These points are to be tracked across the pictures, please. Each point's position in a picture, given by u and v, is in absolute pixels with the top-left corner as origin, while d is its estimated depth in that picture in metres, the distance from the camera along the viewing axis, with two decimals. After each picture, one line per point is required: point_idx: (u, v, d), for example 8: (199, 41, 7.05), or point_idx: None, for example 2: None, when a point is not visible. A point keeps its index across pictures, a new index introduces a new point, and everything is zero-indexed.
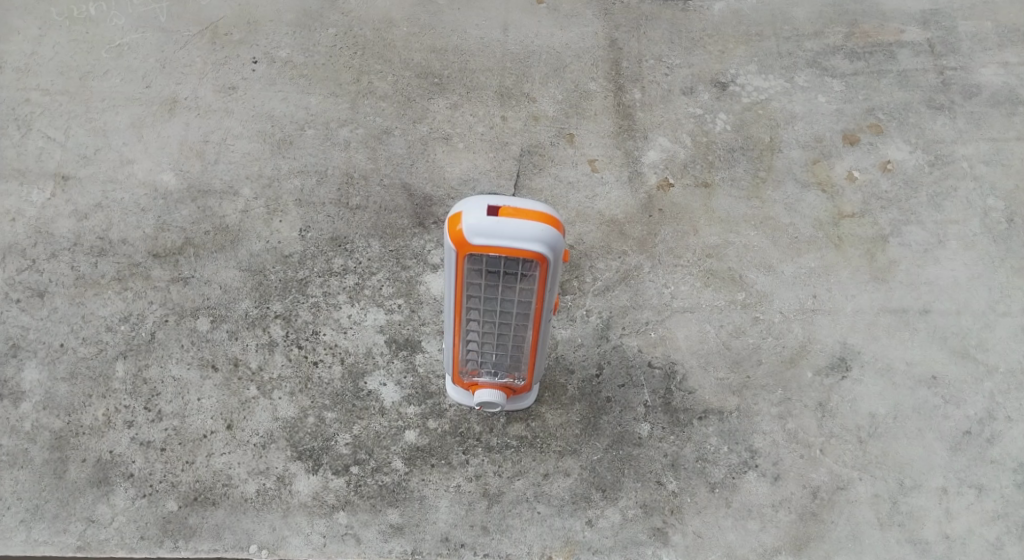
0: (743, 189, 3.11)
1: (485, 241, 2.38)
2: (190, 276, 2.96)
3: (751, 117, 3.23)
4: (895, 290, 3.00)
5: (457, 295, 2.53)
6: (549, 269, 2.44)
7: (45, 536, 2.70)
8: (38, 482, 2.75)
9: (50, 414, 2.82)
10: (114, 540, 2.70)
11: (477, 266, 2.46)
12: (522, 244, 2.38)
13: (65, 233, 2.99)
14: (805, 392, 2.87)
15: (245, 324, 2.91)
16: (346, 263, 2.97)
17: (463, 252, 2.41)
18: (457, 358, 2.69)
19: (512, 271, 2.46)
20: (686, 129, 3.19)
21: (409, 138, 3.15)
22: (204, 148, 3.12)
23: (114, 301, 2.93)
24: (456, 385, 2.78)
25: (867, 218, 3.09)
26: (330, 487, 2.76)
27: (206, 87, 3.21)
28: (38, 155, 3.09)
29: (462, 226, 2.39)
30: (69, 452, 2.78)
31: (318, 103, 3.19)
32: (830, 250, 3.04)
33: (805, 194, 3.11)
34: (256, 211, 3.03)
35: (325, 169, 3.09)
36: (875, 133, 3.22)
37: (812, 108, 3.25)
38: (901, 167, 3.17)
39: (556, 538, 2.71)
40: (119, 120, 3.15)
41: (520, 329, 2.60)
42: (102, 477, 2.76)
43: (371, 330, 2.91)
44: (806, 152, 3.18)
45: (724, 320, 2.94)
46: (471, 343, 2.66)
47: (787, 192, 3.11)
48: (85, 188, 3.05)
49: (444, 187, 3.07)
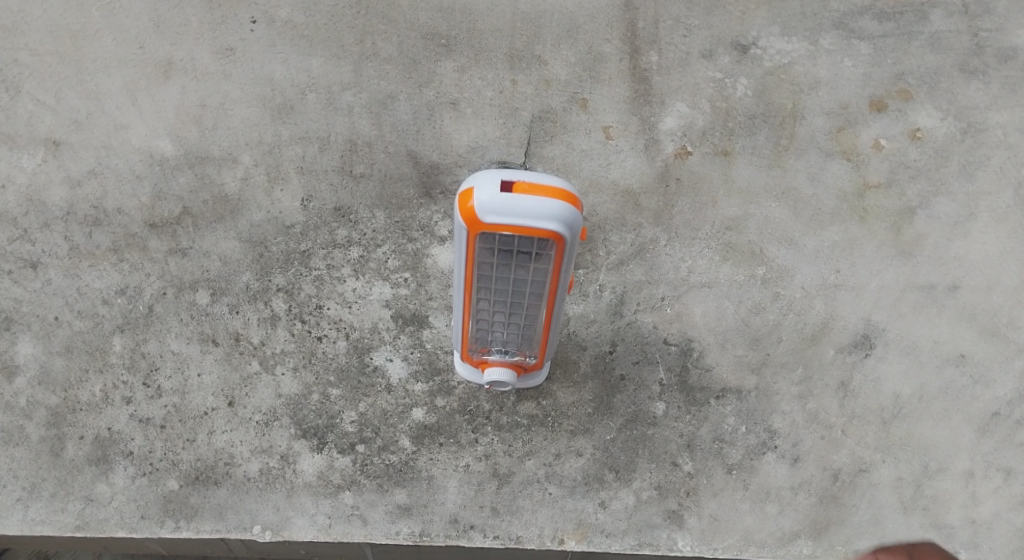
0: (764, 157, 2.99)
1: (497, 219, 2.27)
2: (189, 247, 2.86)
3: (773, 82, 3.09)
4: (922, 266, 2.87)
5: (468, 273, 2.42)
6: (565, 250, 2.32)
7: (42, 516, 2.63)
8: (34, 460, 2.67)
9: (45, 389, 2.73)
10: (114, 520, 2.63)
11: (488, 244, 2.35)
12: (537, 222, 2.26)
13: (58, 202, 2.89)
14: (826, 371, 2.75)
15: (246, 298, 2.81)
16: (350, 235, 2.86)
17: (474, 230, 2.31)
18: (466, 337, 2.59)
19: (526, 250, 2.35)
20: (704, 95, 3.06)
21: (414, 104, 3.02)
22: (201, 113, 3.00)
23: (109, 273, 2.84)
24: (465, 364, 2.68)
25: (893, 189, 2.96)
26: (335, 467, 2.67)
27: (203, 48, 3.08)
28: (28, 120, 2.98)
29: (473, 202, 2.28)
30: (66, 429, 2.70)
31: (320, 66, 3.06)
32: (854, 223, 2.92)
33: (828, 164, 2.98)
34: (255, 180, 2.92)
35: (327, 136, 2.98)
36: (904, 99, 3.07)
37: (837, 72, 3.11)
38: (930, 136, 3.03)
39: (567, 520, 2.63)
40: (112, 83, 3.03)
41: (532, 308, 2.49)
42: (100, 455, 2.68)
43: (376, 305, 2.81)
44: (830, 120, 3.04)
45: (743, 296, 2.83)
46: (481, 322, 2.56)
47: (809, 162, 2.98)
48: (78, 155, 2.94)
49: (450, 156, 2.96)
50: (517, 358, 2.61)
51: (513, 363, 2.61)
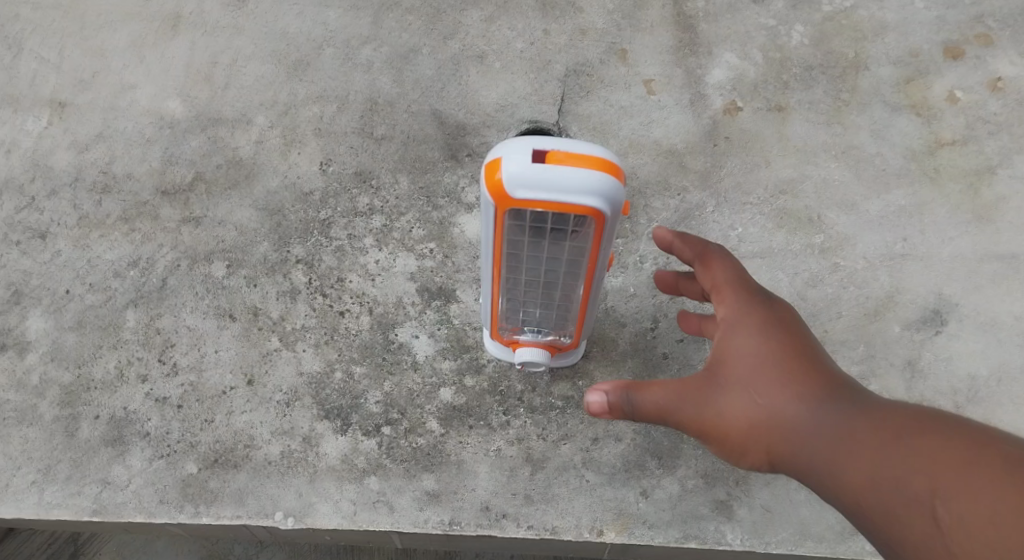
0: (822, 113, 2.75)
1: (530, 195, 2.04)
2: (203, 216, 2.69)
3: (832, 29, 2.85)
4: (1002, 233, 2.63)
5: (496, 251, 2.20)
6: (606, 227, 2.10)
7: (57, 499, 2.47)
8: (48, 441, 2.52)
9: (58, 366, 2.57)
10: (131, 504, 2.46)
11: (519, 221, 2.12)
12: (574, 198, 2.04)
13: (65, 167, 2.74)
14: (891, 349, 2.52)
15: (264, 269, 2.63)
16: (372, 202, 2.68)
17: (503, 207, 2.08)
18: (496, 316, 2.38)
19: (561, 228, 2.12)
20: (756, 44, 2.83)
21: (439, 57, 2.82)
22: (212, 71, 2.82)
23: (121, 244, 2.67)
24: (494, 342, 2.48)
25: (971, 145, 2.72)
26: (360, 449, 2.49)
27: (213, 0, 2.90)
28: (31, 79, 2.82)
29: (502, 174, 2.05)
30: (80, 408, 2.54)
31: (338, 19, 2.87)
32: (925, 185, 2.68)
33: (895, 120, 2.75)
34: (271, 142, 2.74)
35: (346, 94, 2.79)
36: (983, 45, 2.83)
37: (906, 16, 2.86)
38: (1013, 85, 2.78)
39: (607, 510, 2.44)
40: (118, 39, 2.86)
41: (568, 288, 2.28)
42: (116, 436, 2.52)
43: (401, 278, 2.62)
44: (899, 70, 2.80)
45: (799, 267, 2.59)
46: (512, 301, 2.35)
47: (874, 117, 2.75)
48: (84, 117, 2.78)
49: (478, 115, 2.76)
50: (551, 337, 2.41)
51: (547, 343, 2.41)
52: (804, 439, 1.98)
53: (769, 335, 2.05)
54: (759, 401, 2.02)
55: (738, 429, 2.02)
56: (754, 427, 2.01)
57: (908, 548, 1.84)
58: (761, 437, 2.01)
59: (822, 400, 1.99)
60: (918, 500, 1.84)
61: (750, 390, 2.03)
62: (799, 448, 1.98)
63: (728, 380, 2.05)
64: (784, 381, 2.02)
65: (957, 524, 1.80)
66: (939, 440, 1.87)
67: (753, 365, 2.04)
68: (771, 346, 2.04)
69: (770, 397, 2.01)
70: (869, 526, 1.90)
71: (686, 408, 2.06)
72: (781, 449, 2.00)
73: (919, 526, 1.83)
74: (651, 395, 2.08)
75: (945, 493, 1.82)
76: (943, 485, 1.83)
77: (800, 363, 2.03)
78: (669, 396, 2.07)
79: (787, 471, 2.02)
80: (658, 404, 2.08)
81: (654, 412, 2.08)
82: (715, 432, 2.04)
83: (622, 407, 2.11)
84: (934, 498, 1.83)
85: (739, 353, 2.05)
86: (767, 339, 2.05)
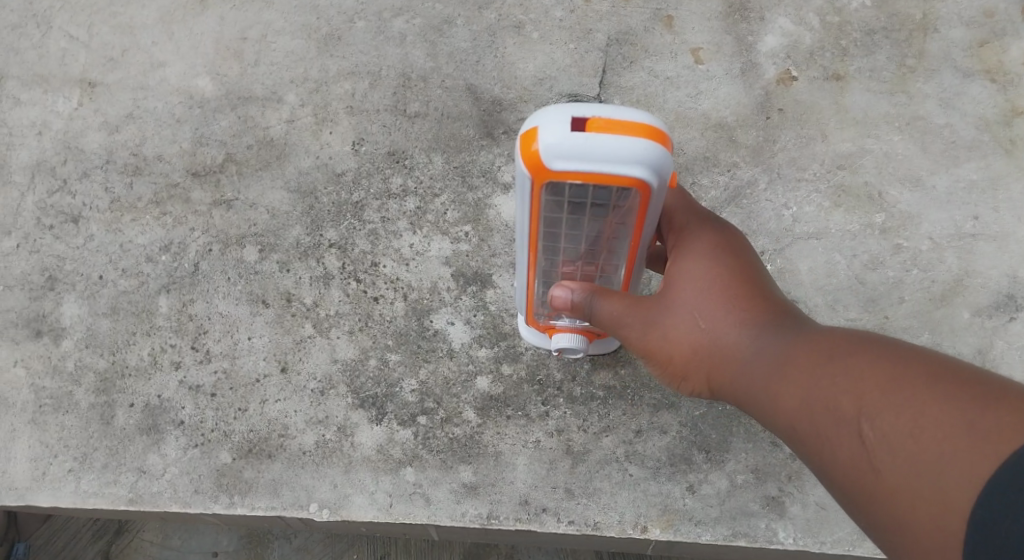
0: (884, 81, 2.59)
1: (569, 167, 1.88)
2: (234, 199, 2.60)
3: None
4: None
5: (532, 228, 2.05)
6: (652, 201, 1.94)
7: (94, 488, 2.41)
8: (84, 429, 2.45)
9: (92, 353, 2.50)
10: (167, 494, 2.40)
11: (557, 194, 1.97)
12: (618, 170, 1.87)
13: (96, 149, 2.66)
14: (958, 337, 2.38)
15: (297, 254, 2.54)
16: (405, 183, 2.57)
17: (540, 180, 1.93)
18: (531, 295, 2.24)
19: (603, 199, 1.97)
20: (813, 7, 2.66)
21: (474, 28, 2.69)
22: (242, 47, 2.72)
23: (153, 227, 2.59)
24: (530, 325, 2.36)
25: None
26: (395, 440, 2.40)
27: None
28: (61, 58, 2.74)
29: (538, 146, 1.89)
30: (114, 396, 2.47)
31: None
32: (999, 157, 2.53)
33: (967, 87, 2.58)
34: (302, 121, 2.64)
35: (378, 69, 2.68)
36: None
37: None
38: None
39: (652, 506, 2.33)
40: (147, 14, 2.77)
41: (610, 262, 2.14)
42: (150, 425, 2.44)
43: (436, 262, 2.51)
44: (972, 31, 2.63)
45: (857, 249, 2.45)
46: (549, 279, 2.21)
47: (942, 84, 2.58)
48: (114, 97, 2.70)
49: (515, 89, 2.63)
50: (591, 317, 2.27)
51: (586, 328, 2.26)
52: (744, 362, 1.97)
53: (718, 259, 2.03)
54: (700, 324, 2.01)
55: (680, 350, 2.03)
56: (694, 350, 2.02)
57: (835, 469, 1.81)
58: (704, 358, 2.01)
59: (766, 326, 1.97)
60: (851, 421, 1.80)
61: (693, 310, 2.02)
62: (738, 369, 1.97)
63: (671, 301, 2.04)
64: (731, 304, 1.99)
65: (884, 445, 1.76)
66: (885, 365, 1.81)
67: (699, 290, 2.02)
68: (720, 274, 2.02)
69: (713, 320, 2.00)
70: (802, 447, 1.86)
71: (635, 324, 2.06)
72: (721, 372, 1.99)
73: (852, 447, 1.79)
74: (605, 304, 2.07)
75: (877, 413, 1.78)
76: (876, 404, 1.78)
77: (749, 288, 2.01)
78: (623, 310, 2.06)
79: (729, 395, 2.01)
80: (609, 316, 2.07)
81: (609, 323, 2.08)
82: (657, 353, 2.05)
83: (582, 309, 2.09)
84: (866, 418, 1.78)
85: (684, 273, 2.04)
86: (717, 265, 2.03)
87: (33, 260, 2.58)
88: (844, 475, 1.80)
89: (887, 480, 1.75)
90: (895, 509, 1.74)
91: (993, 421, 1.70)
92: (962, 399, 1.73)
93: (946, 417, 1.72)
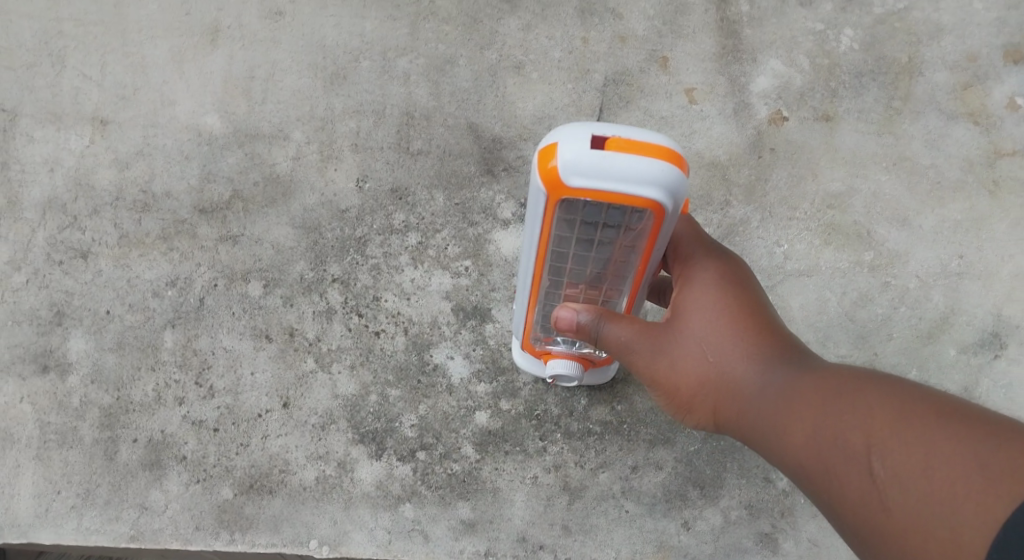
0: (872, 122, 2.65)
1: (587, 183, 1.93)
2: (240, 234, 2.62)
3: (885, 32, 2.71)
4: None
5: (541, 248, 2.10)
6: (665, 224, 1.98)
7: (96, 525, 2.46)
8: (88, 465, 2.49)
9: (98, 389, 2.53)
10: (168, 531, 2.45)
11: (570, 211, 2.01)
12: (635, 189, 1.92)
13: (106, 186, 2.66)
14: (945, 374, 2.50)
15: (301, 289, 2.57)
16: (408, 219, 2.61)
17: (556, 195, 1.97)
18: (531, 316, 2.27)
19: (615, 221, 2.01)
20: (802, 49, 2.69)
21: (475, 69, 2.72)
22: (250, 86, 2.71)
23: (159, 263, 2.61)
24: (525, 354, 2.41)
25: None
26: (394, 475, 2.45)
27: (251, 11, 2.76)
28: (74, 97, 2.71)
29: (556, 161, 1.94)
30: (118, 431, 2.51)
31: (373, 29, 2.74)
32: (983, 197, 2.61)
33: (951, 129, 2.64)
34: (308, 158, 2.66)
35: (382, 107, 2.69)
36: None
37: (964, 17, 2.72)
38: None
39: (647, 542, 2.42)
40: (159, 53, 2.74)
41: (615, 285, 2.18)
42: (154, 460, 2.49)
43: (436, 296, 2.56)
44: (955, 75, 2.68)
45: (849, 285, 2.54)
46: (551, 300, 2.25)
47: (927, 126, 2.65)
48: (126, 134, 2.69)
49: (514, 127, 2.68)
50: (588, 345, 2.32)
51: (581, 356, 2.32)
52: (752, 398, 2.03)
53: (727, 291, 2.07)
54: (709, 357, 2.06)
55: (689, 382, 2.08)
56: (703, 383, 2.07)
57: (846, 505, 1.88)
58: (711, 392, 2.06)
59: (774, 361, 2.03)
60: (863, 460, 1.87)
61: (702, 344, 2.06)
62: (747, 405, 2.03)
63: (681, 333, 2.08)
64: (741, 340, 2.05)
65: (898, 484, 1.83)
66: (899, 407, 1.88)
67: (709, 324, 2.06)
68: (729, 305, 2.06)
69: (722, 354, 2.05)
70: (810, 482, 1.93)
71: (644, 351, 2.10)
72: (727, 406, 2.05)
73: (863, 486, 1.86)
74: (616, 329, 2.10)
75: (892, 453, 1.85)
76: (891, 444, 1.85)
77: (758, 323, 2.06)
78: (634, 336, 2.10)
79: (734, 428, 2.07)
80: (620, 341, 2.11)
81: (616, 347, 2.12)
82: (665, 386, 2.10)
83: (590, 331, 2.12)
84: (880, 460, 1.85)
85: (695, 306, 2.07)
86: (726, 297, 2.07)
87: (40, 295, 2.59)
88: (853, 512, 1.87)
89: (899, 518, 1.82)
90: (905, 547, 1.81)
91: (1006, 462, 1.77)
92: (977, 444, 1.80)
93: (958, 461, 1.80)
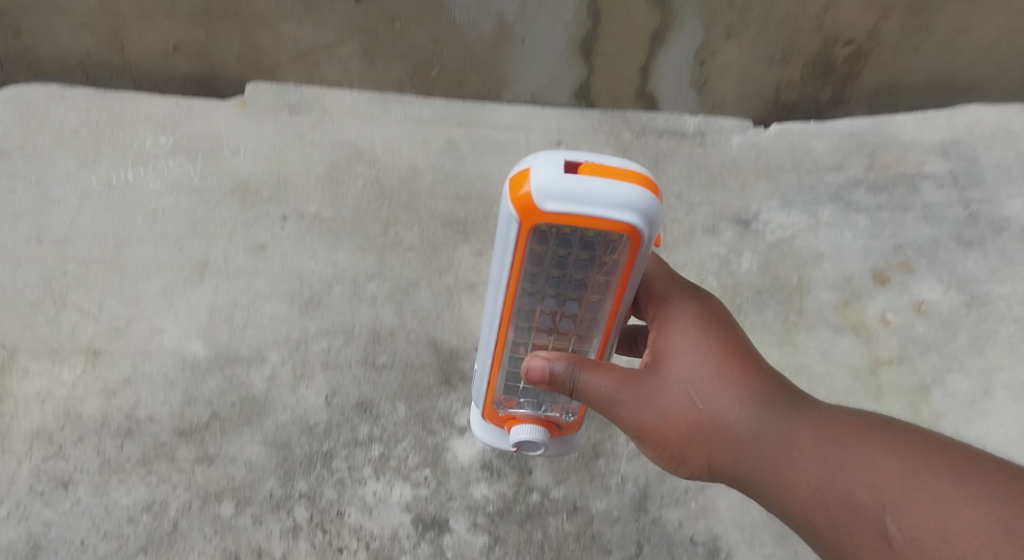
0: (774, 333, 2.63)
1: (561, 207, 1.91)
2: (217, 454, 2.45)
3: (776, 256, 2.75)
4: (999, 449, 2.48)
5: (513, 289, 2.05)
6: (641, 251, 1.96)
7: None
8: None
9: None
10: None
11: (541, 243, 1.99)
12: (611, 213, 1.91)
13: (95, 412, 2.48)
14: None
15: (269, 506, 2.39)
16: (371, 430, 2.48)
17: (529, 224, 1.94)
18: (495, 375, 2.21)
19: (590, 244, 1.97)
20: (710, 271, 2.71)
21: (436, 289, 2.68)
22: (233, 312, 2.62)
23: (138, 487, 2.41)
24: (488, 419, 2.33)
25: (905, 364, 2.60)
26: None
27: (236, 246, 2.72)
28: (72, 330, 2.59)
29: (529, 187, 1.92)
30: None
31: (346, 258, 2.71)
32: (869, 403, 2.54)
33: (838, 340, 2.63)
34: (282, 378, 2.54)
35: (352, 326, 2.61)
36: (907, 270, 2.74)
37: (839, 246, 2.78)
38: (937, 309, 2.68)
39: None
40: (152, 288, 2.65)
41: (584, 336, 2.13)
42: None
43: (397, 507, 2.41)
44: (836, 292, 2.70)
45: None
46: (518, 351, 2.17)
47: (820, 338, 2.63)
48: (117, 362, 2.54)
49: (470, 341, 2.61)
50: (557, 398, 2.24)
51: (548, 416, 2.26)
52: (746, 445, 2.06)
53: (710, 339, 2.10)
54: (699, 405, 2.08)
55: (677, 432, 2.09)
56: (693, 432, 2.08)
57: (837, 543, 1.97)
58: (706, 442, 2.08)
59: (771, 406, 2.06)
60: (860, 499, 1.95)
61: (690, 391, 2.08)
62: (741, 453, 2.06)
63: (668, 382, 2.10)
64: (730, 387, 2.07)
65: (889, 525, 1.91)
66: (888, 449, 1.96)
67: (697, 372, 2.08)
68: (715, 349, 2.10)
69: (713, 401, 2.07)
70: (807, 523, 2.00)
71: (625, 401, 2.10)
72: (722, 452, 2.08)
73: (857, 522, 1.94)
74: (593, 380, 2.09)
75: (884, 494, 1.93)
76: (884, 485, 1.93)
77: (745, 371, 2.09)
78: (611, 385, 2.09)
79: (729, 476, 2.10)
80: (601, 393, 2.10)
81: (593, 398, 2.10)
82: (651, 438, 2.12)
83: (563, 381, 2.09)
84: (875, 500, 1.93)
85: (681, 356, 2.10)
86: (710, 339, 2.10)
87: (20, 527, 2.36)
88: (848, 548, 1.96)
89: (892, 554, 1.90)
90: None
91: None
92: (962, 484, 1.89)
93: (948, 498, 1.89)
